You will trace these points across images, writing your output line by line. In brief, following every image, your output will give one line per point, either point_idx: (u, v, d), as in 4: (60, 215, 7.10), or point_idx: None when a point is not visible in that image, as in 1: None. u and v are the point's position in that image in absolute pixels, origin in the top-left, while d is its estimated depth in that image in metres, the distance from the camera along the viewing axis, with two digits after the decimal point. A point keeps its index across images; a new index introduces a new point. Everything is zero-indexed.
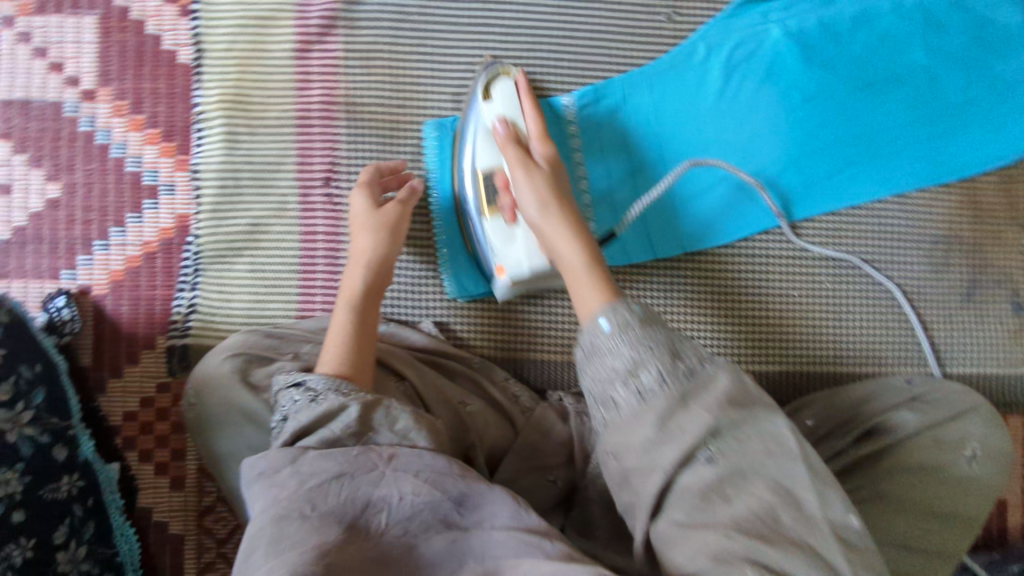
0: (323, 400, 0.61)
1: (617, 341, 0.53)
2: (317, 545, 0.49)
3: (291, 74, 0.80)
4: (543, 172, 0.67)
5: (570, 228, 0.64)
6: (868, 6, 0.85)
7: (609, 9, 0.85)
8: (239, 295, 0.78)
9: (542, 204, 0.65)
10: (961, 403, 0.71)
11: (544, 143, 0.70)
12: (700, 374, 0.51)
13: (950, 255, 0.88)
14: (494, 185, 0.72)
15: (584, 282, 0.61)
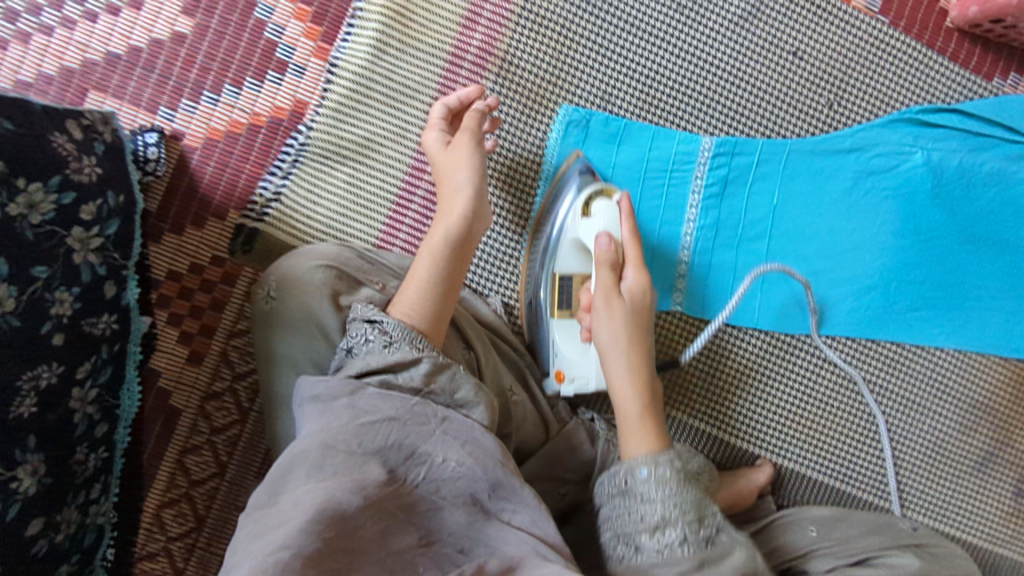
0: (397, 349, 0.60)
1: (654, 491, 0.56)
2: (360, 479, 0.50)
3: (461, 10, 0.78)
4: (624, 312, 0.68)
5: (631, 370, 0.66)
6: (1006, 167, 0.86)
7: (777, 74, 0.86)
8: (327, 202, 0.76)
9: (613, 340, 0.67)
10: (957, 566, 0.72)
11: (637, 271, 0.69)
12: (720, 546, 0.55)
13: (982, 423, 0.91)
14: (570, 295, 0.74)
15: (633, 430, 0.63)
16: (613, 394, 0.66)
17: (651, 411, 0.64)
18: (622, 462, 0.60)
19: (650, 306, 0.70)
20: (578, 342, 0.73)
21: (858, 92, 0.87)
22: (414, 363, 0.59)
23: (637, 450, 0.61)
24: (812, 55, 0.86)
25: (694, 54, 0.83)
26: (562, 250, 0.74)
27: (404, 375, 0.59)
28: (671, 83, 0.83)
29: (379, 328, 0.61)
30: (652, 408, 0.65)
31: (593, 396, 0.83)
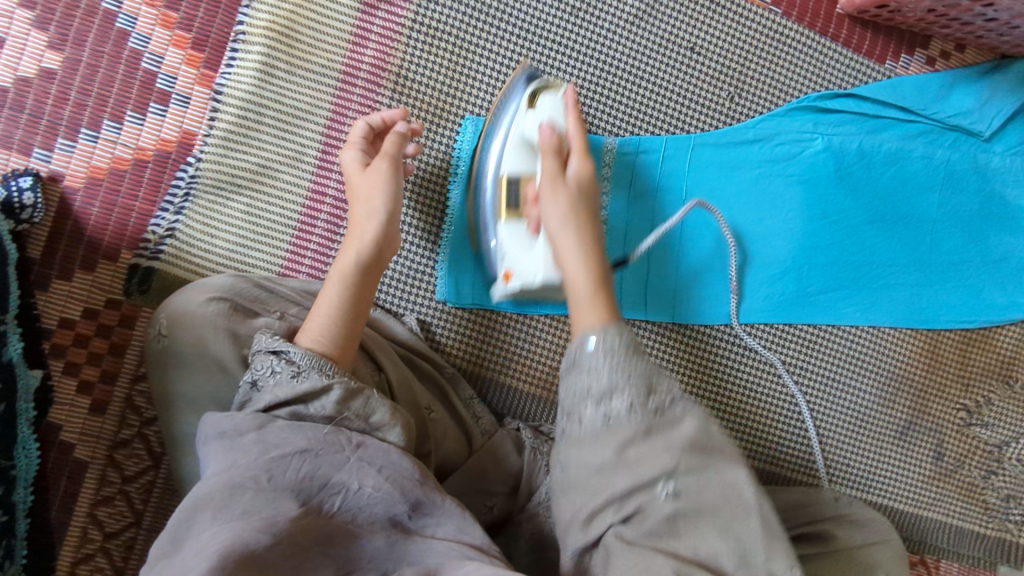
0: (304, 380, 0.57)
1: (603, 355, 0.56)
2: (272, 516, 0.48)
3: (349, 26, 0.76)
4: (570, 193, 0.66)
5: (575, 233, 0.64)
6: (903, 146, 0.89)
7: (677, 70, 0.86)
8: (225, 234, 0.73)
9: (568, 216, 0.65)
10: (877, 533, 0.75)
11: (582, 158, 0.67)
12: (671, 414, 0.54)
13: (899, 394, 0.94)
14: (517, 191, 0.70)
15: (584, 307, 0.60)
16: (563, 264, 0.64)
17: (602, 293, 0.62)
18: (575, 341, 0.58)
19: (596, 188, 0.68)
20: (529, 237, 0.69)
21: (757, 82, 0.88)
22: (325, 392, 0.57)
23: (594, 324, 0.58)
24: (709, 48, 0.86)
25: (591, 55, 0.83)
26: (508, 149, 0.71)
27: (316, 405, 0.57)
28: (570, 87, 0.82)
29: (287, 359, 0.58)
30: (602, 295, 0.61)
31: (515, 404, 0.82)
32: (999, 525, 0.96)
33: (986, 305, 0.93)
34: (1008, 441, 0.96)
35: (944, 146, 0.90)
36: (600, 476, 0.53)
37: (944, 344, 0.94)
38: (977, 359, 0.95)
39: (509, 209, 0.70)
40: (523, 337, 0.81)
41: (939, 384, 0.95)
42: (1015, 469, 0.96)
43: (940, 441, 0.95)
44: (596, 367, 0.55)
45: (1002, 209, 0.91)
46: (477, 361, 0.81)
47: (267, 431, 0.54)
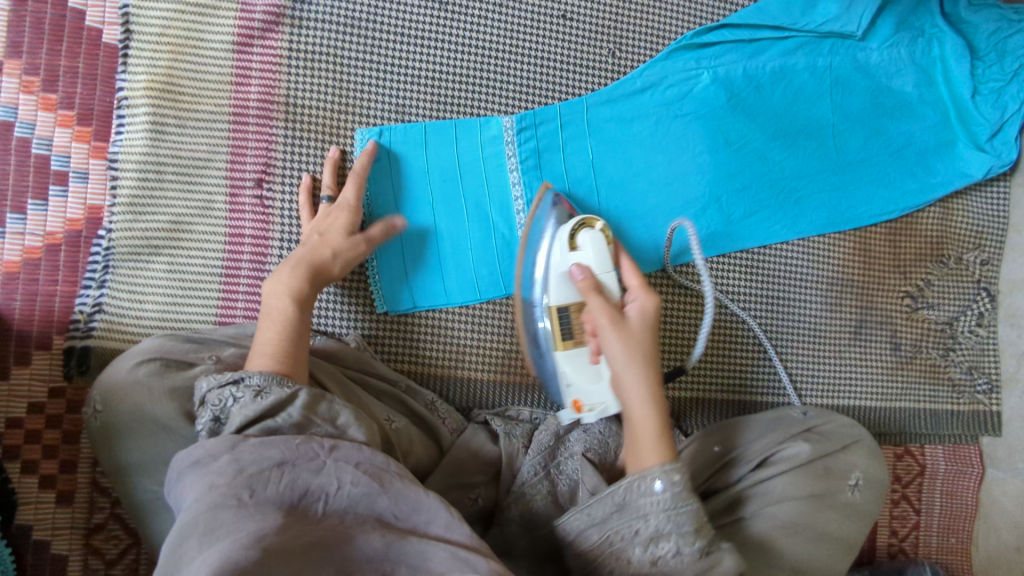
0: (268, 394, 0.58)
1: (662, 501, 0.57)
2: (258, 529, 0.45)
3: (228, 67, 0.77)
4: (626, 336, 0.66)
5: (644, 378, 0.65)
6: (785, 62, 0.93)
7: (558, 39, 0.88)
8: (153, 297, 0.74)
9: (627, 356, 0.65)
10: (846, 436, 0.78)
11: (642, 295, 0.69)
12: (713, 557, 0.57)
13: (843, 298, 0.97)
14: (568, 321, 0.73)
15: (647, 442, 0.62)
16: (624, 396, 0.65)
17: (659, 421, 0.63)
18: (635, 474, 0.59)
19: (656, 333, 0.68)
20: (591, 367, 0.72)
21: (635, 35, 0.91)
22: (292, 400, 0.58)
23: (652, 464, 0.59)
24: (581, 13, 0.89)
25: (470, 42, 0.84)
26: (552, 283, 0.74)
27: (282, 417, 0.58)
28: (458, 77, 0.84)
29: (245, 384, 0.59)
30: (658, 423, 0.63)
31: (474, 392, 0.84)
32: (970, 399, 1.00)
33: (902, 190, 0.97)
34: (957, 315, 1.00)
35: (823, 54, 0.94)
36: (646, 554, 0.57)
37: (873, 240, 0.98)
38: (908, 245, 0.99)
39: (564, 340, 0.73)
40: (468, 329, 0.84)
41: (878, 277, 0.99)
42: (970, 340, 1.00)
43: (894, 332, 0.99)
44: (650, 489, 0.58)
45: (892, 99, 0.96)
46: (428, 362, 0.83)
47: (243, 449, 0.53)
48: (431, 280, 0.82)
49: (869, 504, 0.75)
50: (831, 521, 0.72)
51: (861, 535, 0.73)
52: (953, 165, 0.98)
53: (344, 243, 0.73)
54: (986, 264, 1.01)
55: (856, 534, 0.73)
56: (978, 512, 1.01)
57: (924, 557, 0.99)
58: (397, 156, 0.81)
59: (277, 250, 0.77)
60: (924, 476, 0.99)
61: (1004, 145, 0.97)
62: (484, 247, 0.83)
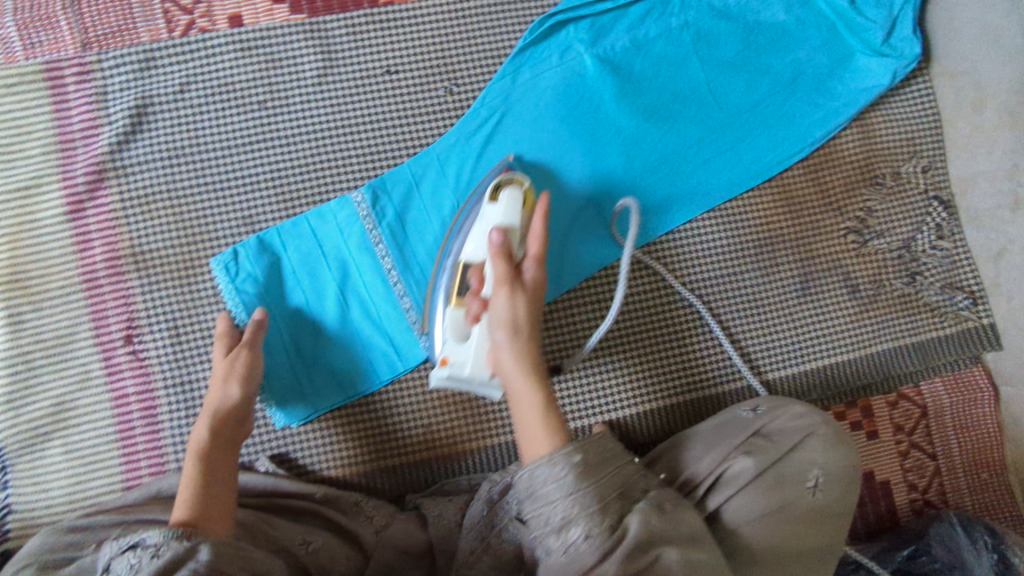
0: (166, 550, 0.55)
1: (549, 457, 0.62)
2: None
3: (67, 238, 0.78)
4: (517, 341, 0.66)
5: (523, 373, 0.65)
6: (636, 34, 0.87)
7: (394, 97, 0.84)
8: (57, 482, 0.75)
9: (518, 368, 0.65)
10: (796, 433, 0.70)
11: (536, 268, 0.70)
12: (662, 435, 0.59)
13: (777, 256, 0.89)
14: (467, 280, 0.70)
15: (535, 424, 0.65)
16: (506, 376, 0.66)
17: (546, 405, 0.65)
18: (528, 464, 0.64)
19: (537, 332, 0.68)
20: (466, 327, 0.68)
21: (466, 62, 0.86)
22: (193, 552, 0.55)
23: (546, 449, 0.64)
24: (404, 62, 0.85)
25: (300, 132, 0.82)
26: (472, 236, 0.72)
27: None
28: (296, 169, 0.81)
29: (143, 545, 0.56)
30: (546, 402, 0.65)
31: (407, 478, 0.81)
32: (955, 318, 0.89)
33: (808, 123, 0.89)
34: (913, 235, 0.90)
35: (675, 12, 0.87)
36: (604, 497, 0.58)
37: (793, 185, 0.90)
38: (834, 175, 0.91)
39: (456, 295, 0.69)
40: (383, 416, 0.81)
41: (813, 221, 0.90)
42: (936, 259, 0.90)
43: (848, 275, 0.89)
44: (544, 482, 0.62)
45: (766, 33, 0.88)
46: (352, 463, 0.80)
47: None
48: (330, 379, 0.80)
49: (835, 502, 0.69)
50: (797, 537, 0.67)
51: (835, 539, 0.69)
52: (856, 81, 0.89)
53: (224, 369, 0.71)
54: (930, 170, 0.91)
55: (832, 537, 0.68)
56: (1005, 438, 0.89)
57: (959, 507, 0.88)
58: (246, 268, 0.78)
59: (166, 398, 0.77)
60: (929, 417, 0.89)
61: (905, 42, 0.88)
62: (376, 326, 0.80)
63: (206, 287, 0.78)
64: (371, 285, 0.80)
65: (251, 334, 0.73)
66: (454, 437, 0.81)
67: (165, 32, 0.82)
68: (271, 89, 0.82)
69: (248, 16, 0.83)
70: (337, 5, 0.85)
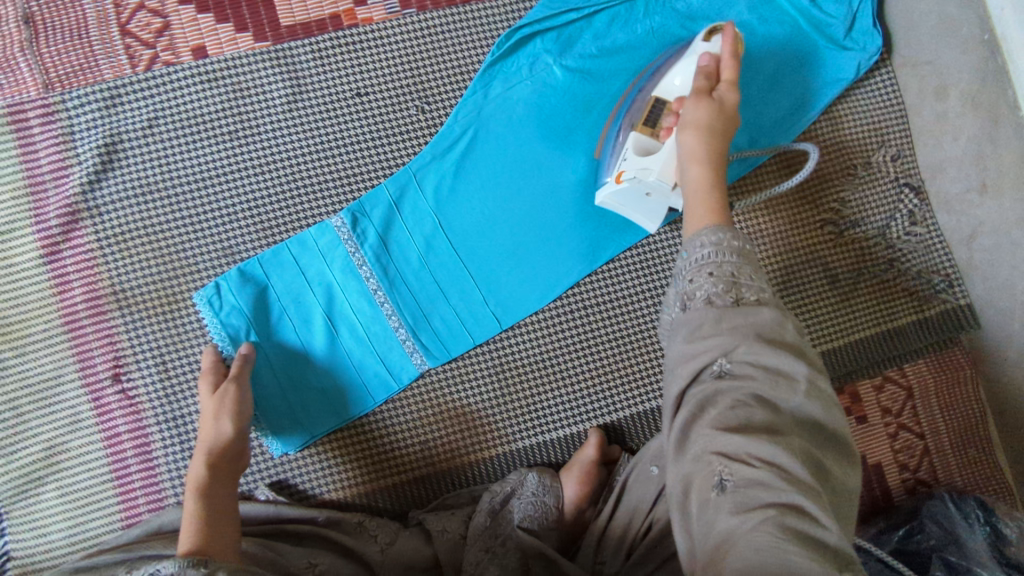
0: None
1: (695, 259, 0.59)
2: None
3: (46, 280, 0.78)
4: (710, 117, 0.67)
5: (715, 184, 0.66)
6: (604, 41, 0.87)
7: (367, 120, 0.85)
8: (54, 524, 0.75)
9: (692, 159, 0.67)
10: None
11: (698, 102, 0.69)
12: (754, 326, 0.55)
13: (756, 251, 0.91)
14: (659, 110, 0.76)
15: (699, 201, 0.65)
16: (687, 164, 0.68)
17: (706, 190, 0.66)
18: (683, 243, 0.62)
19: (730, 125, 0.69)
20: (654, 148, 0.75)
21: (436, 80, 0.86)
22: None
23: (711, 224, 0.62)
24: (374, 84, 0.85)
25: (275, 161, 0.82)
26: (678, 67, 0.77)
27: None
28: (274, 197, 0.82)
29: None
30: (715, 197, 0.65)
31: (408, 495, 0.82)
32: (934, 301, 0.91)
33: (776, 120, 0.91)
34: (887, 221, 0.92)
35: (640, 18, 0.88)
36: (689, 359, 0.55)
37: (766, 180, 0.92)
38: (806, 169, 0.92)
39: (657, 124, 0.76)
40: (378, 437, 0.81)
41: (788, 214, 0.92)
42: (909, 244, 0.92)
43: (826, 265, 0.91)
44: (697, 247, 0.60)
45: None
46: (350, 485, 0.81)
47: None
48: (322, 404, 0.80)
49: None
50: None
51: None
52: (821, 76, 0.91)
53: (213, 405, 0.71)
54: (899, 158, 0.93)
55: None
56: (987, 413, 0.91)
57: (949, 483, 0.90)
58: (229, 298, 0.78)
59: (160, 434, 0.77)
60: (915, 399, 0.91)
61: (865, 36, 0.91)
62: (364, 349, 0.81)
63: (191, 322, 0.78)
64: (358, 307, 0.81)
65: (237, 369, 0.74)
66: (450, 452, 0.82)
67: (129, 67, 0.81)
68: (243, 119, 0.82)
69: (211, 45, 0.83)
70: (302, 30, 0.85)
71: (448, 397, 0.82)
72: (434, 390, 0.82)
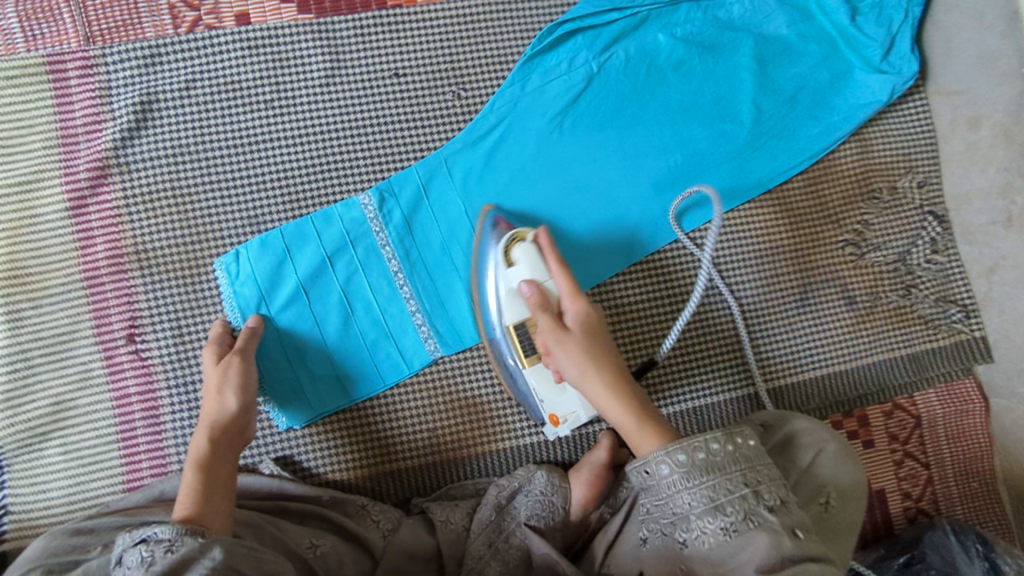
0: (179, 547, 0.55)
1: (676, 481, 0.56)
2: None
3: (69, 234, 0.77)
4: (581, 344, 0.64)
5: (616, 397, 0.62)
6: (643, 43, 0.88)
7: (402, 102, 0.84)
8: (56, 482, 0.74)
9: (581, 367, 0.63)
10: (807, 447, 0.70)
11: (575, 301, 0.66)
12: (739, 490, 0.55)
13: (778, 266, 0.91)
14: (528, 338, 0.70)
15: (633, 430, 0.61)
16: (598, 407, 0.63)
17: (635, 410, 0.62)
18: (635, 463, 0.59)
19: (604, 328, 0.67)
20: (555, 384, 0.72)
21: (474, 68, 0.86)
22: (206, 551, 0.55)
23: (648, 447, 0.59)
24: (412, 66, 0.85)
25: (307, 134, 0.82)
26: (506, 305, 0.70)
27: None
28: (303, 170, 0.81)
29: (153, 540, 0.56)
30: (636, 414, 0.61)
31: (413, 482, 0.81)
32: (948, 331, 0.91)
33: (808, 137, 0.91)
34: (909, 248, 0.92)
35: (681, 23, 0.89)
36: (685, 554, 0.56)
37: (794, 197, 0.92)
38: (833, 188, 0.92)
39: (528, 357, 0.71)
40: (386, 420, 0.81)
41: (812, 231, 0.92)
42: (930, 273, 0.92)
43: (845, 286, 0.91)
44: (659, 475, 0.57)
45: (772, 46, 0.89)
46: (354, 467, 0.80)
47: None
48: (332, 383, 0.79)
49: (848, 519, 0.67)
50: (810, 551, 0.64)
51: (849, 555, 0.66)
52: (856, 97, 0.91)
53: (218, 377, 0.70)
54: (925, 185, 0.93)
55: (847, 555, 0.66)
56: (993, 449, 0.91)
57: (951, 515, 0.90)
58: (250, 268, 0.77)
59: (169, 402, 0.75)
60: (922, 427, 0.91)
61: (904, 60, 0.90)
62: (380, 331, 0.80)
63: (209, 289, 0.77)
64: (377, 286, 0.80)
65: (243, 342, 0.73)
66: (458, 441, 0.81)
67: (171, 27, 0.81)
68: (279, 89, 0.82)
69: (255, 13, 0.82)
70: (346, 6, 0.84)
71: (462, 386, 0.82)
72: (448, 378, 0.81)
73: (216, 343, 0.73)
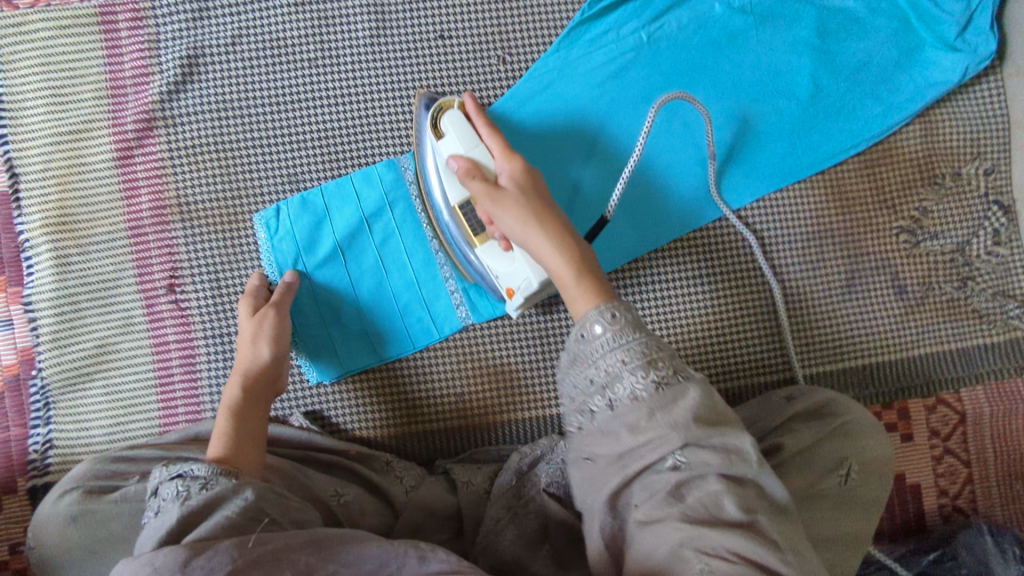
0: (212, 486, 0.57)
1: (609, 341, 0.55)
2: None
3: (115, 183, 0.79)
4: (517, 197, 0.64)
5: (556, 239, 0.62)
6: (699, 12, 0.84)
7: (445, 64, 0.83)
8: (97, 420, 0.77)
9: (521, 220, 0.63)
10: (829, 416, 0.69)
11: (509, 158, 0.67)
12: (672, 390, 0.52)
13: (825, 250, 0.87)
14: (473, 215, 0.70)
15: (574, 292, 0.60)
16: (545, 266, 0.62)
17: (589, 276, 0.60)
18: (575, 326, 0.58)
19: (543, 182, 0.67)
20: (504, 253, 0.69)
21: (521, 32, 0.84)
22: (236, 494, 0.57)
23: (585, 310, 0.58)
24: (457, 28, 0.83)
25: (349, 93, 0.81)
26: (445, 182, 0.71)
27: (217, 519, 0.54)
28: (344, 130, 0.81)
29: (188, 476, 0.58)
30: (580, 271, 0.61)
31: (438, 444, 0.82)
32: (1005, 327, 0.87)
33: (869, 117, 0.86)
34: (968, 238, 0.88)
35: None
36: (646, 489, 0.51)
37: (847, 179, 0.88)
38: (891, 172, 0.88)
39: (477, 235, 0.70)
40: (414, 382, 0.81)
41: (865, 216, 0.88)
42: (988, 265, 0.87)
43: (895, 274, 0.87)
44: (592, 333, 0.56)
45: (835, 20, 0.85)
46: (380, 426, 0.81)
47: (195, 566, 0.47)
48: (363, 342, 0.80)
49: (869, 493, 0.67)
50: (827, 522, 0.63)
51: (867, 527, 0.66)
52: (924, 76, 0.86)
53: (252, 328, 0.72)
54: (992, 173, 0.88)
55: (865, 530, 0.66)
56: None
57: (991, 516, 0.87)
58: (287, 225, 0.78)
59: (205, 351, 0.78)
60: (967, 425, 0.87)
61: (979, 38, 0.85)
62: (413, 294, 0.80)
63: (247, 244, 0.79)
64: (411, 249, 0.80)
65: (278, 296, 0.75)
66: (484, 408, 0.82)
67: None
68: (323, 47, 0.81)
69: None
70: None
71: (491, 354, 0.82)
72: (478, 346, 0.81)
73: (251, 296, 0.75)
